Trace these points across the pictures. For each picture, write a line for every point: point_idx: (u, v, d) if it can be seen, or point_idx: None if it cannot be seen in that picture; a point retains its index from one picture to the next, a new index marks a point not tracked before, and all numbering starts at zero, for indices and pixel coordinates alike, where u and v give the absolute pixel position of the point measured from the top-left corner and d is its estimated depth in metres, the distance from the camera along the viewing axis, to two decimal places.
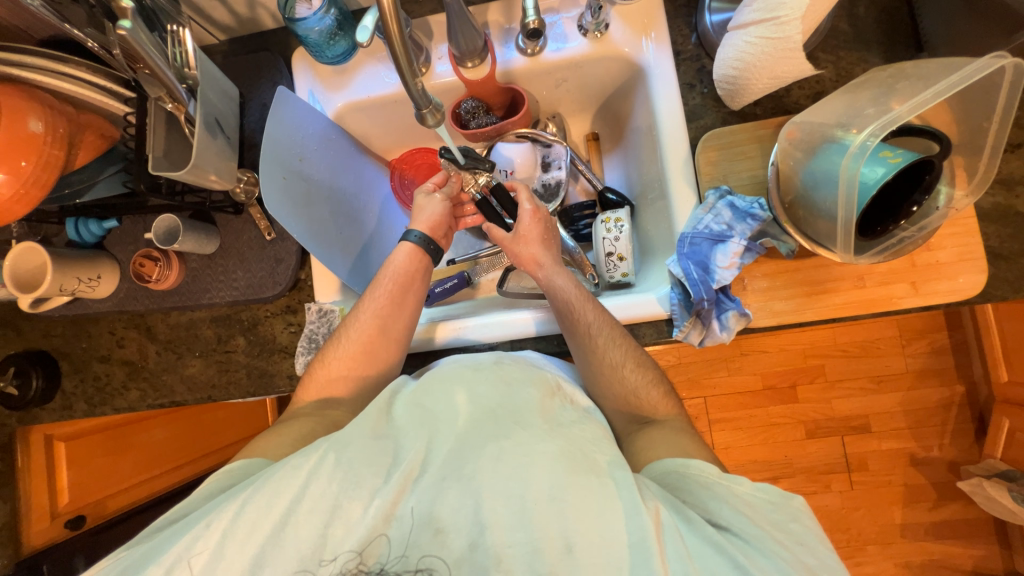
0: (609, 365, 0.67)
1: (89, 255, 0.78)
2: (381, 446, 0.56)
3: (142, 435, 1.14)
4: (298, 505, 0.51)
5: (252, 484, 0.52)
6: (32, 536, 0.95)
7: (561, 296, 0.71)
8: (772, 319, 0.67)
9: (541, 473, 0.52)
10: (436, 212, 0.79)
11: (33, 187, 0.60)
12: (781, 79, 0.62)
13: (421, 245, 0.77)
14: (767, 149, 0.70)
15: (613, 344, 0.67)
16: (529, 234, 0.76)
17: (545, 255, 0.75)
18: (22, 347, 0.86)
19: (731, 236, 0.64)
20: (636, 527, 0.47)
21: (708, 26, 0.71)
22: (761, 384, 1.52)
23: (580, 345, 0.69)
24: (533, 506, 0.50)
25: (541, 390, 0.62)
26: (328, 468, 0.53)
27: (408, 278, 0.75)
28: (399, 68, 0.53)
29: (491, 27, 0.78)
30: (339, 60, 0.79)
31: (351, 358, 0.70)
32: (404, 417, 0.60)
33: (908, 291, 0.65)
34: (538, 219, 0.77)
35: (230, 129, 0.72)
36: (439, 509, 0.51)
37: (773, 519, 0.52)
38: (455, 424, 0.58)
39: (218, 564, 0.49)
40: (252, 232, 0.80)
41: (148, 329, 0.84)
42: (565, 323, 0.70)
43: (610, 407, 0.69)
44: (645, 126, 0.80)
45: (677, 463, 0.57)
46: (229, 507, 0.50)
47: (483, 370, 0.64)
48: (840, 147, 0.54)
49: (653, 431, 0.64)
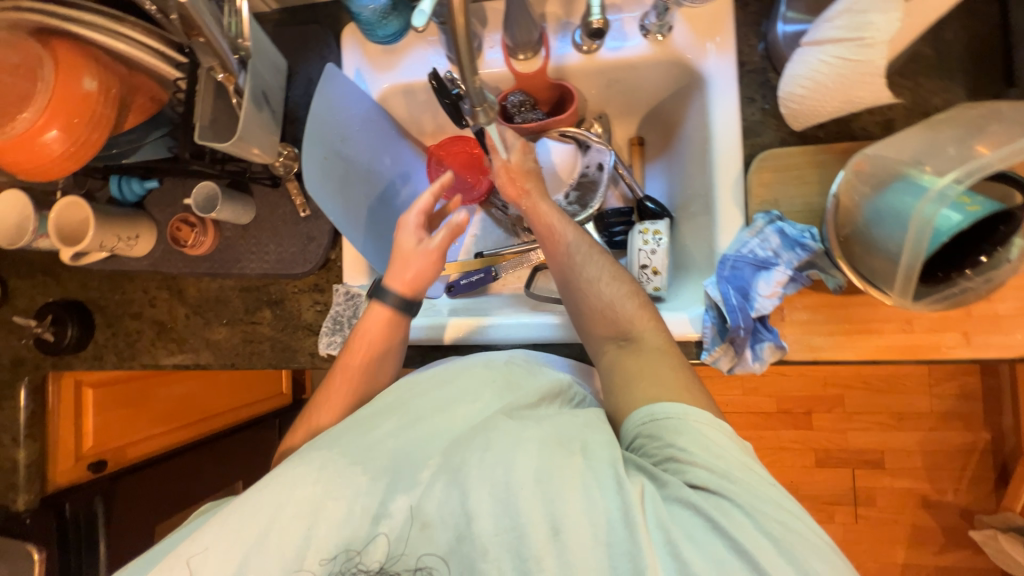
0: (586, 280, 0.67)
1: (129, 214, 0.79)
2: (363, 440, 0.53)
3: (164, 390, 1.19)
4: (282, 512, 0.48)
5: (241, 498, 0.50)
6: (57, 475, 0.97)
7: (544, 219, 0.72)
8: (809, 354, 0.65)
9: (529, 457, 0.50)
10: (424, 266, 0.70)
11: (83, 146, 0.61)
12: (854, 103, 0.59)
13: (398, 308, 0.68)
14: (826, 175, 0.66)
15: (591, 261, 0.68)
16: (518, 165, 0.73)
17: (533, 187, 0.74)
18: (60, 294, 0.89)
19: (775, 264, 0.62)
20: (623, 506, 0.46)
21: (779, 37, 0.67)
22: (775, 407, 1.49)
23: (564, 275, 0.69)
24: (519, 490, 0.48)
25: (543, 390, 0.60)
26: (312, 472, 0.50)
27: (387, 334, 0.69)
28: (458, 58, 0.50)
29: (548, 20, 0.74)
30: (390, 40, 0.78)
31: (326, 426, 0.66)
32: (388, 396, 0.60)
33: (958, 341, 0.62)
34: (525, 150, 0.74)
35: (276, 103, 0.72)
36: (425, 502, 0.50)
37: (749, 467, 0.49)
38: (448, 429, 0.56)
39: (209, 559, 0.47)
40: (287, 207, 0.80)
41: (179, 291, 0.86)
42: (550, 253, 0.71)
43: (588, 333, 0.66)
44: (696, 136, 0.76)
45: (643, 415, 0.54)
46: (213, 524, 0.49)
47: (490, 370, 0.62)
48: (918, 189, 0.50)
49: (627, 352, 0.61)
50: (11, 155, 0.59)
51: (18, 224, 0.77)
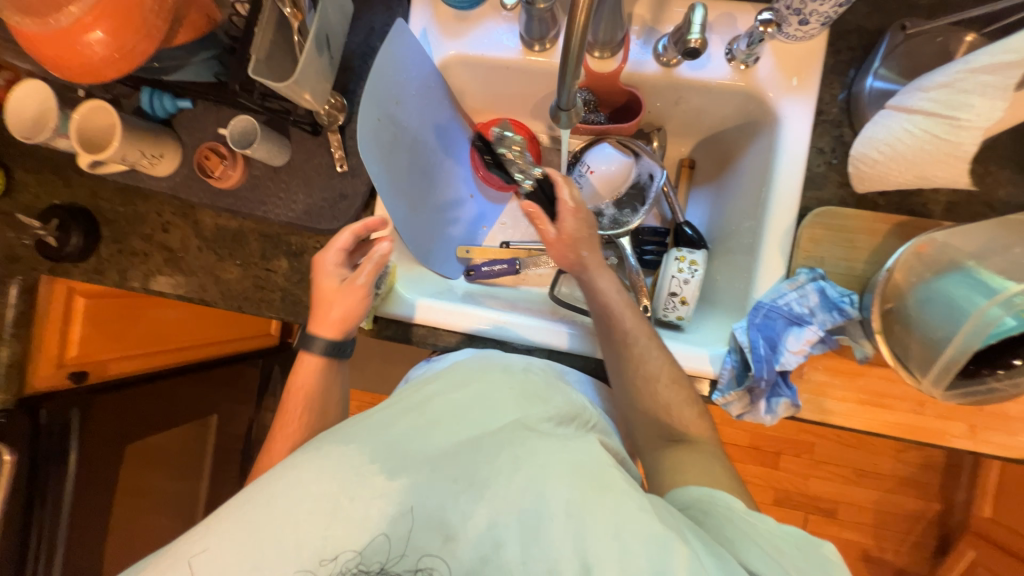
0: (643, 375, 0.66)
1: (155, 131, 0.75)
2: (383, 434, 0.54)
3: (156, 312, 1.16)
4: (301, 505, 0.48)
5: (252, 486, 0.51)
6: (36, 378, 0.92)
7: (600, 299, 0.70)
8: (818, 416, 0.65)
9: (559, 485, 0.51)
10: (353, 308, 0.68)
11: (128, 55, 0.56)
12: (928, 181, 0.58)
13: (325, 355, 0.69)
14: (877, 244, 0.65)
15: (649, 354, 0.66)
16: (572, 233, 0.73)
17: (589, 258, 0.73)
18: (68, 198, 0.85)
19: (809, 322, 0.61)
20: (656, 553, 0.47)
21: (864, 90, 0.65)
22: (748, 442, 1.52)
23: (618, 359, 0.68)
24: (551, 521, 0.49)
25: (562, 410, 0.61)
26: (329, 468, 0.50)
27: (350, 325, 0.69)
28: (563, 68, 0.48)
29: (633, 21, 0.71)
30: (463, 6, 0.74)
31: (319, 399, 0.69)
32: (420, 398, 0.59)
33: (963, 432, 0.63)
34: (580, 219, 0.74)
35: (335, 49, 0.68)
36: (450, 514, 0.50)
37: (800, 566, 0.49)
38: (466, 433, 0.55)
39: (211, 561, 0.47)
40: (323, 158, 0.77)
41: (195, 222, 0.82)
42: (602, 330, 0.70)
43: (638, 420, 0.68)
44: (752, 176, 0.75)
45: (703, 493, 0.57)
46: (229, 509, 0.49)
47: (508, 376, 0.63)
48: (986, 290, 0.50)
49: (680, 451, 0.64)
50: (50, 50, 0.55)
51: (36, 117, 0.72)
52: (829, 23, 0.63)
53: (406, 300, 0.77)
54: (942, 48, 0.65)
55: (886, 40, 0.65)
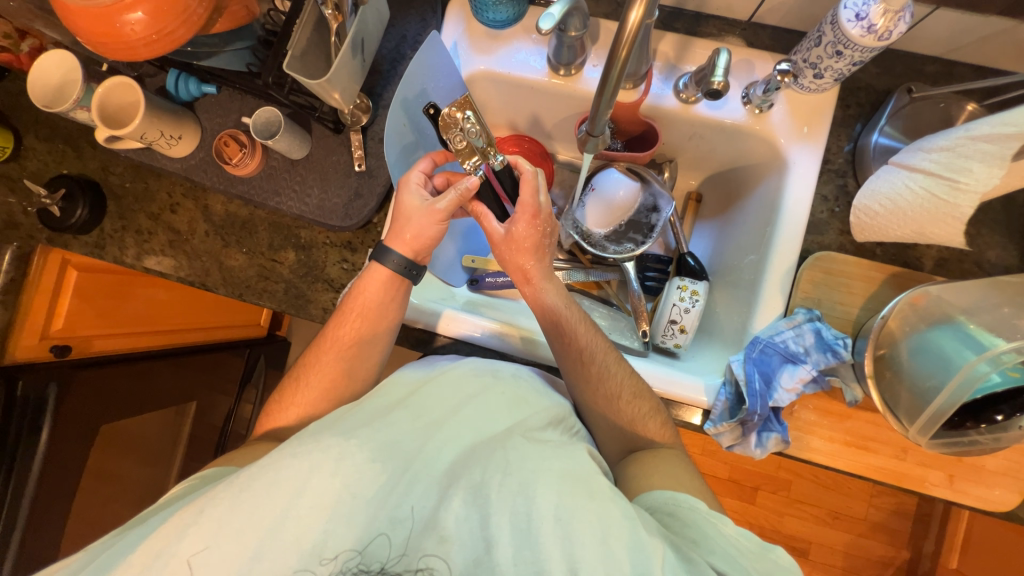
0: (604, 395, 0.67)
1: (177, 112, 0.75)
2: (381, 432, 0.54)
3: (145, 291, 1.14)
4: (301, 499, 0.48)
5: (243, 476, 0.49)
6: (17, 349, 0.90)
7: (552, 314, 0.69)
8: (806, 453, 0.67)
9: (548, 491, 0.51)
10: (428, 231, 0.67)
11: (165, 38, 0.57)
12: (924, 237, 0.61)
13: (399, 269, 0.67)
14: (873, 291, 0.68)
15: (607, 371, 0.67)
16: (522, 240, 0.67)
17: (536, 268, 0.69)
18: (77, 170, 0.84)
19: (803, 360, 0.63)
20: (641, 559, 0.47)
21: (870, 145, 0.69)
22: (727, 475, 1.53)
23: (576, 373, 0.68)
24: (540, 525, 0.49)
25: (550, 413, 0.61)
26: (329, 464, 0.50)
27: (377, 307, 0.69)
28: (600, 92, 0.49)
29: (657, 57, 0.74)
30: (496, 25, 0.76)
31: (321, 389, 0.68)
32: (411, 397, 0.59)
33: (942, 481, 0.65)
34: (535, 228, 0.66)
35: (369, 53, 0.70)
36: (443, 515, 0.50)
37: (758, 566, 0.51)
38: (462, 438, 0.56)
39: (211, 557, 0.46)
40: (343, 156, 0.78)
41: (205, 206, 0.82)
42: (557, 345, 0.69)
43: (606, 435, 0.70)
44: (757, 214, 0.78)
45: (668, 497, 0.58)
46: (224, 498, 0.48)
47: (499, 380, 0.62)
48: (977, 344, 0.54)
49: (646, 457, 0.65)
50: (84, 22, 0.55)
51: (59, 86, 0.72)
52: (841, 79, 0.66)
53: (423, 303, 0.78)
54: (944, 113, 0.68)
55: (892, 101, 0.69)
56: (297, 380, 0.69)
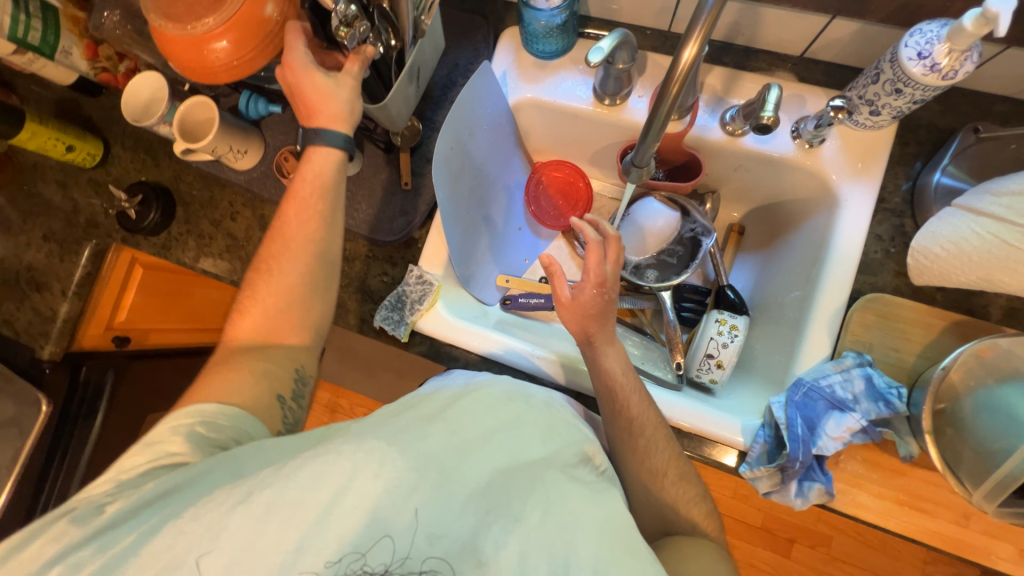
0: (640, 449, 0.63)
1: (246, 129, 0.81)
2: (421, 440, 0.50)
3: (203, 292, 1.20)
4: (342, 499, 0.45)
5: (286, 466, 0.46)
6: (85, 338, 0.93)
7: (607, 379, 0.64)
8: (855, 511, 0.62)
9: (587, 539, 0.50)
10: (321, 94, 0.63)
11: (244, 63, 0.62)
12: (993, 284, 0.58)
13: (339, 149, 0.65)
14: (931, 338, 0.64)
15: (640, 424, 0.63)
16: (587, 305, 0.65)
17: (598, 332, 0.66)
18: (154, 177, 0.92)
19: (852, 409, 0.59)
20: None
21: (931, 184, 0.66)
22: (760, 522, 1.43)
23: (607, 413, 0.65)
24: (578, 573, 0.47)
25: (583, 448, 0.59)
26: (371, 466, 0.47)
27: (321, 184, 0.64)
28: (653, 114, 0.50)
29: (703, 90, 0.74)
30: (545, 56, 0.79)
31: (287, 290, 0.63)
32: (444, 408, 0.55)
33: (1009, 554, 0.59)
34: (599, 297, 0.64)
35: (424, 79, 0.74)
36: (484, 541, 0.47)
37: None
38: (500, 458, 0.53)
39: (240, 554, 0.43)
40: (392, 176, 0.81)
41: (262, 216, 0.88)
42: (607, 411, 0.65)
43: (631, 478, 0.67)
44: (805, 253, 0.74)
45: None
46: (269, 483, 0.45)
47: (533, 407, 0.60)
48: None
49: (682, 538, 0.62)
50: (177, 49, 0.61)
51: (146, 104, 0.79)
52: (900, 117, 0.65)
53: (454, 320, 0.78)
54: (1016, 155, 0.65)
55: (957, 140, 0.66)
56: (267, 270, 0.64)
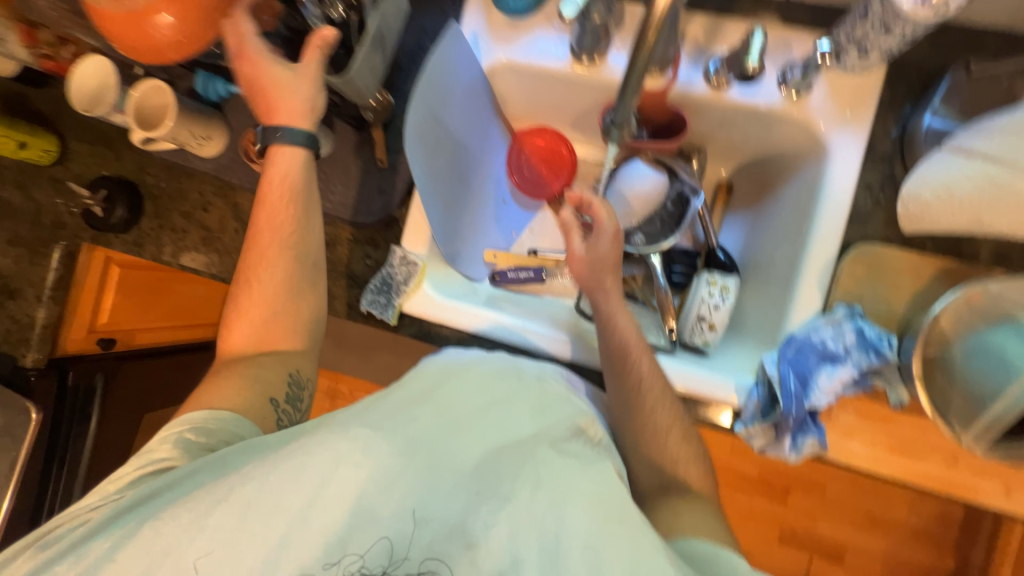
0: (642, 414, 0.64)
1: (206, 113, 0.77)
2: (405, 427, 0.49)
3: (183, 288, 1.17)
4: (326, 489, 0.45)
5: (274, 457, 0.47)
6: (69, 340, 0.94)
7: (620, 339, 0.66)
8: (847, 460, 0.63)
9: (578, 512, 0.48)
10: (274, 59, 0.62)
11: (193, 37, 0.57)
12: (982, 228, 0.57)
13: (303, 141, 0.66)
14: (921, 287, 0.64)
15: (634, 389, 0.64)
16: (602, 255, 0.68)
17: (610, 283, 0.68)
18: (116, 171, 0.87)
19: (843, 360, 0.59)
20: None
21: (921, 129, 0.63)
22: (758, 474, 1.47)
23: (615, 377, 0.66)
24: (567, 547, 0.46)
25: (574, 422, 0.59)
26: (356, 454, 0.46)
27: (285, 184, 0.67)
28: (632, 63, 0.47)
29: (685, 41, 0.71)
30: (517, 13, 0.75)
31: (271, 294, 0.66)
32: (434, 393, 0.55)
33: (997, 491, 0.61)
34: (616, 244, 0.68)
35: (389, 47, 0.69)
36: (473, 522, 0.47)
37: None
38: (490, 438, 0.52)
39: (234, 546, 0.43)
40: (365, 153, 0.78)
41: (235, 205, 0.84)
42: (614, 375, 0.66)
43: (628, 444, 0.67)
44: (795, 207, 0.73)
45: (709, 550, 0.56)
46: (255, 476, 0.45)
47: (524, 383, 0.60)
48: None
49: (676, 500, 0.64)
50: (117, 29, 0.55)
51: (95, 92, 0.73)
52: (891, 56, 0.62)
53: (442, 299, 0.77)
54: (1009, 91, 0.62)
55: (948, 78, 0.63)
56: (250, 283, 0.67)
